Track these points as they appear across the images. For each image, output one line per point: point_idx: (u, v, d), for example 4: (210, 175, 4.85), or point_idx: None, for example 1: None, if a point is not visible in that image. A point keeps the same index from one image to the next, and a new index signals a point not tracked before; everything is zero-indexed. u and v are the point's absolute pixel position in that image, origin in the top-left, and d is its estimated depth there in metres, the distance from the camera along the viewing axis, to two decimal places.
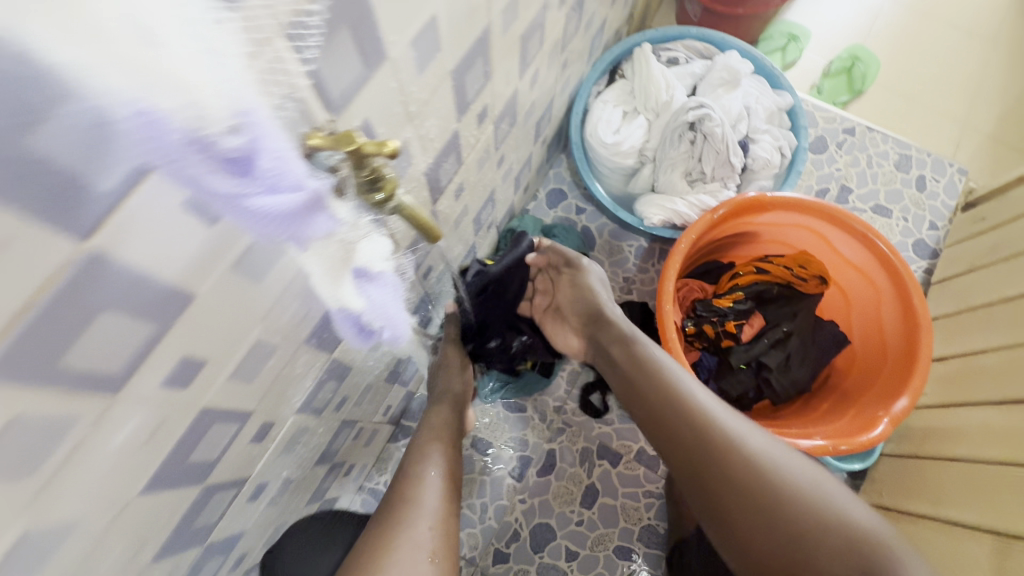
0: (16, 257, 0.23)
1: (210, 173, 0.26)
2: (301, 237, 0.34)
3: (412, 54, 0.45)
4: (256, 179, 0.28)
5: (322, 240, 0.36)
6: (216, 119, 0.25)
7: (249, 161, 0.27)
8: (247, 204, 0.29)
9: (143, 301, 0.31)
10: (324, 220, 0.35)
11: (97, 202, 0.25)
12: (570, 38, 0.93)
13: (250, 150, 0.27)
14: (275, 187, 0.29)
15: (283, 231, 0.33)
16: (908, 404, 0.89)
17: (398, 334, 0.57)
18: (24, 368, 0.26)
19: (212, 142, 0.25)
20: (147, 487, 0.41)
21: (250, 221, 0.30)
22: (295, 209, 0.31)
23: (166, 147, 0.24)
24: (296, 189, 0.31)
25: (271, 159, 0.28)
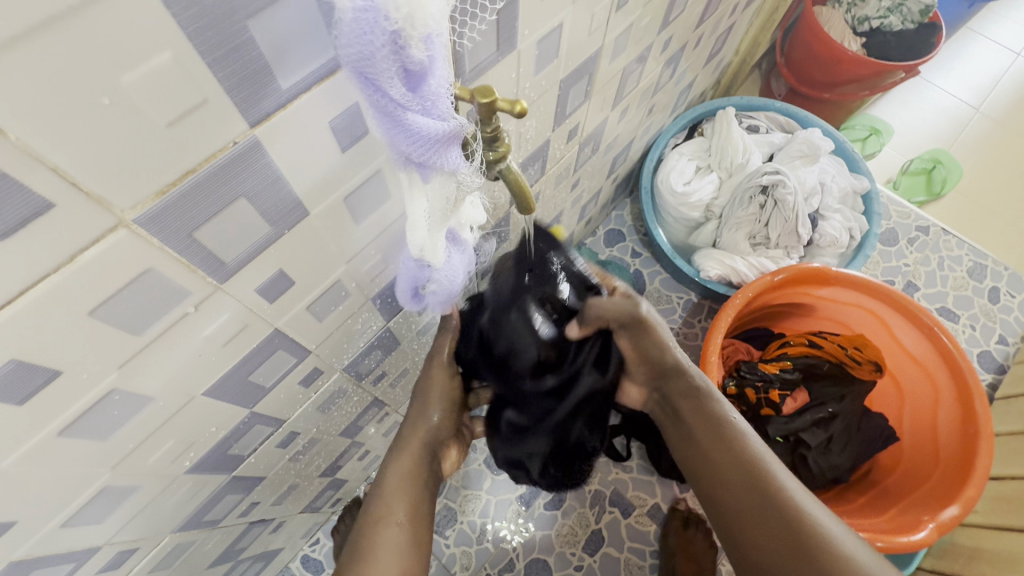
0: (204, 119, 0.26)
1: (389, 79, 0.28)
2: (426, 168, 0.34)
3: (536, 53, 0.49)
4: (418, 97, 0.30)
5: (444, 177, 0.36)
6: (418, 28, 0.26)
7: (420, 75, 0.29)
8: (405, 118, 0.30)
9: (272, 202, 0.34)
10: (453, 160, 0.34)
11: (272, 99, 0.29)
12: (661, 86, 0.97)
13: (426, 66, 0.29)
14: (429, 111, 0.31)
15: (417, 160, 0.33)
16: (957, 513, 0.82)
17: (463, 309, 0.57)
18: (172, 227, 0.29)
19: (404, 46, 0.27)
20: (211, 390, 0.43)
21: (397, 139, 0.31)
22: (440, 142, 0.32)
23: (371, 39, 0.26)
24: (443, 119, 0.32)
25: (436, 83, 0.30)
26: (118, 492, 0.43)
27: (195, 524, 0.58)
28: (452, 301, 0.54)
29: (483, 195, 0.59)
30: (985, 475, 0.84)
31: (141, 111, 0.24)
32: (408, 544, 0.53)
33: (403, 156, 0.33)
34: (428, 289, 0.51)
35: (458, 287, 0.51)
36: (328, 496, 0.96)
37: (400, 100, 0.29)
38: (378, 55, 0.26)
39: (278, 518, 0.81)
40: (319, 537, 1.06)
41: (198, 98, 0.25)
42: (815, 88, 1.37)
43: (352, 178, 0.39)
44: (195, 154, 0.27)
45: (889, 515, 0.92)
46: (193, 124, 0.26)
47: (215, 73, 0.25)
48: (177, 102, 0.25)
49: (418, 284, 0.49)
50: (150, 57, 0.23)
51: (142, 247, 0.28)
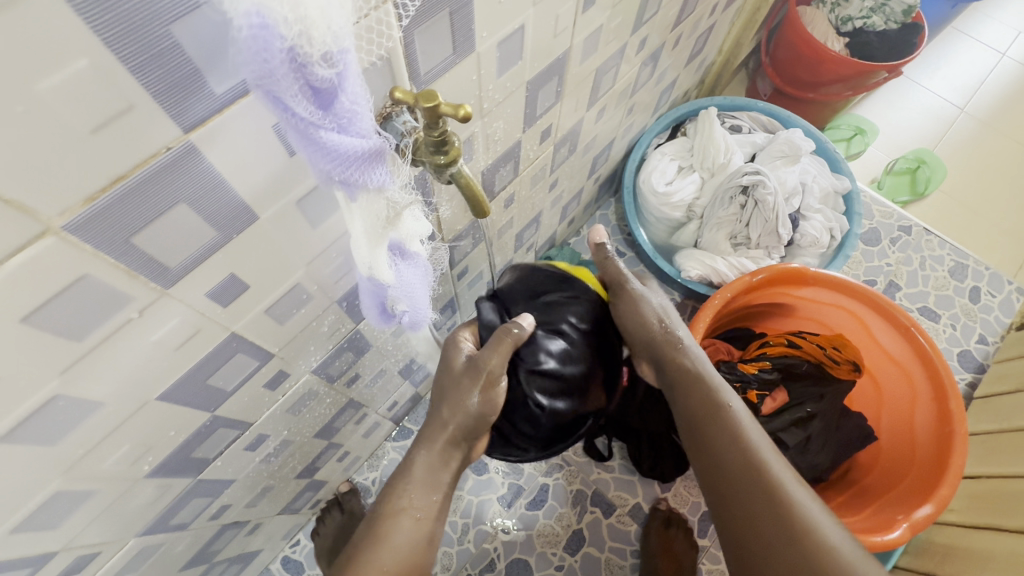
0: (131, 124, 0.26)
1: (295, 96, 0.28)
2: (353, 186, 0.34)
3: (497, 55, 0.49)
4: (330, 115, 0.30)
5: (371, 195, 0.36)
6: (318, 46, 0.27)
7: (329, 93, 0.30)
8: (319, 136, 0.30)
9: (216, 207, 0.34)
10: (376, 176, 0.35)
11: (204, 104, 0.28)
12: (641, 86, 0.97)
13: (335, 84, 0.29)
14: (344, 128, 0.31)
15: (341, 177, 0.33)
16: (932, 512, 0.83)
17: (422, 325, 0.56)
18: (106, 234, 0.29)
19: (306, 64, 0.27)
20: (165, 394, 0.43)
21: (316, 158, 0.31)
22: (358, 157, 0.33)
23: (268, 59, 0.26)
24: (361, 137, 0.32)
25: (350, 100, 0.31)
26: (72, 497, 0.42)
27: (162, 527, 0.58)
28: (416, 317, 0.54)
29: (451, 197, 0.59)
30: (959, 475, 0.84)
31: (61, 117, 0.24)
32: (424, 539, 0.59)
33: (326, 176, 0.33)
34: (391, 305, 0.50)
35: (417, 301, 0.51)
36: (307, 497, 0.96)
37: (312, 119, 0.29)
38: (279, 73, 0.26)
39: (254, 519, 0.81)
40: (299, 538, 1.06)
41: (123, 104, 0.25)
42: (799, 87, 1.38)
43: (303, 181, 0.39)
44: (125, 160, 0.27)
45: (866, 514, 0.92)
46: (120, 130, 0.26)
47: (139, 79, 0.25)
48: (100, 108, 0.25)
49: (379, 302, 0.49)
50: (66, 65, 0.23)
51: (74, 255, 0.28)
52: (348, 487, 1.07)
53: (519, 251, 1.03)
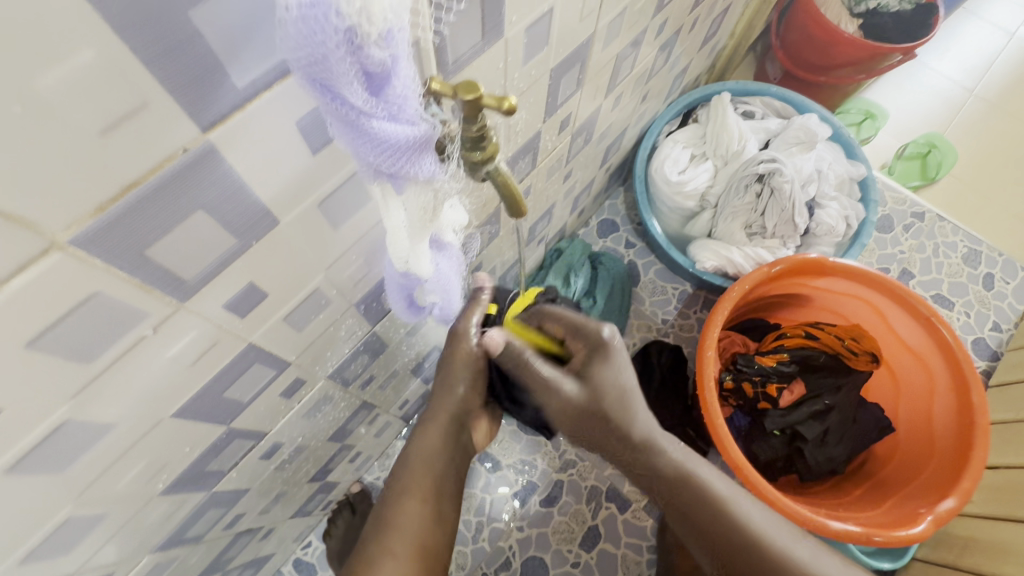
0: (145, 124, 0.23)
1: (349, 84, 0.25)
2: (400, 176, 0.32)
3: (524, 41, 0.46)
4: (382, 102, 0.27)
5: (419, 186, 0.34)
6: (375, 26, 0.23)
7: (382, 78, 0.27)
8: (368, 125, 0.27)
9: (235, 213, 0.31)
10: (426, 166, 0.32)
11: (226, 99, 0.25)
12: (656, 72, 0.93)
13: (389, 68, 0.26)
14: (395, 116, 0.28)
15: (387, 169, 0.31)
16: (954, 505, 0.82)
17: (451, 315, 0.54)
18: (118, 247, 0.26)
19: (362, 46, 0.24)
20: (181, 411, 0.40)
21: (363, 149, 0.29)
22: (408, 148, 0.30)
23: (320, 40, 0.23)
24: (412, 124, 0.29)
25: (402, 84, 0.27)
26: (83, 522, 0.40)
27: (177, 542, 0.56)
28: (444, 308, 0.51)
29: (471, 192, 0.56)
30: (981, 466, 0.84)
31: (66, 118, 0.21)
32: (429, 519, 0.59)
33: (371, 168, 0.31)
34: (418, 295, 0.47)
35: (448, 293, 0.48)
36: (319, 499, 0.94)
37: (364, 107, 0.26)
38: (333, 58, 0.23)
39: (267, 525, 0.79)
40: (310, 540, 1.05)
41: (136, 101, 0.22)
42: (810, 71, 1.34)
43: (328, 180, 0.36)
44: (138, 165, 0.24)
45: (885, 507, 0.91)
46: (132, 131, 0.23)
47: (152, 72, 0.22)
48: (109, 105, 0.22)
49: (407, 294, 0.45)
50: (69, 56, 0.19)
51: (84, 271, 0.25)
52: (359, 488, 1.05)
53: (530, 245, 1.00)
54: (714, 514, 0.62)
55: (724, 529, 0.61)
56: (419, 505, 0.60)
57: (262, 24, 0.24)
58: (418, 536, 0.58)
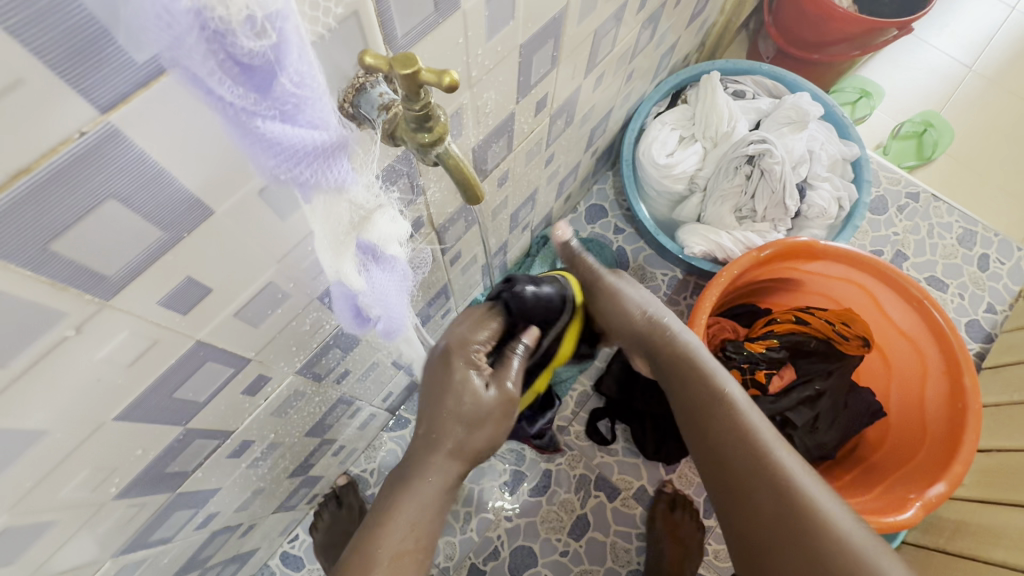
0: (24, 105, 0.21)
1: (216, 76, 0.22)
2: (304, 183, 0.29)
3: (484, 14, 0.43)
4: (270, 100, 0.25)
5: (329, 195, 0.32)
6: (237, 9, 0.20)
7: (268, 73, 0.24)
8: (254, 126, 0.25)
9: (154, 201, 0.28)
10: (333, 172, 0.30)
11: (124, 76, 0.23)
12: (641, 50, 0.90)
13: (273, 59, 0.23)
14: (289, 116, 0.26)
15: (287, 175, 0.28)
16: (944, 491, 0.81)
17: (397, 333, 0.52)
18: (12, 242, 0.24)
19: (227, 34, 0.21)
20: (125, 414, 0.38)
21: (254, 151, 0.26)
22: (308, 152, 0.28)
23: (171, 18, 0.20)
24: (313, 127, 0.27)
25: (294, 80, 0.24)
26: (26, 530, 0.38)
27: (142, 543, 0.55)
28: (391, 325, 0.49)
29: (439, 177, 0.54)
30: (972, 450, 0.82)
31: None
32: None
33: (272, 174, 0.28)
34: (365, 310, 0.45)
35: (394, 304, 0.45)
36: (302, 493, 0.93)
37: (242, 105, 0.24)
38: (189, 44, 0.21)
39: (246, 522, 0.78)
40: (297, 533, 1.04)
41: (9, 76, 0.20)
42: (803, 48, 1.30)
43: None
44: (26, 151, 0.22)
45: (875, 493, 0.90)
46: (11, 112, 0.20)
47: (26, 42, 0.19)
48: None
49: (350, 309, 0.43)
50: None
51: None
52: (345, 480, 1.04)
53: (514, 232, 0.97)
54: (747, 454, 0.57)
55: (753, 468, 0.56)
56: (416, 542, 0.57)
57: None
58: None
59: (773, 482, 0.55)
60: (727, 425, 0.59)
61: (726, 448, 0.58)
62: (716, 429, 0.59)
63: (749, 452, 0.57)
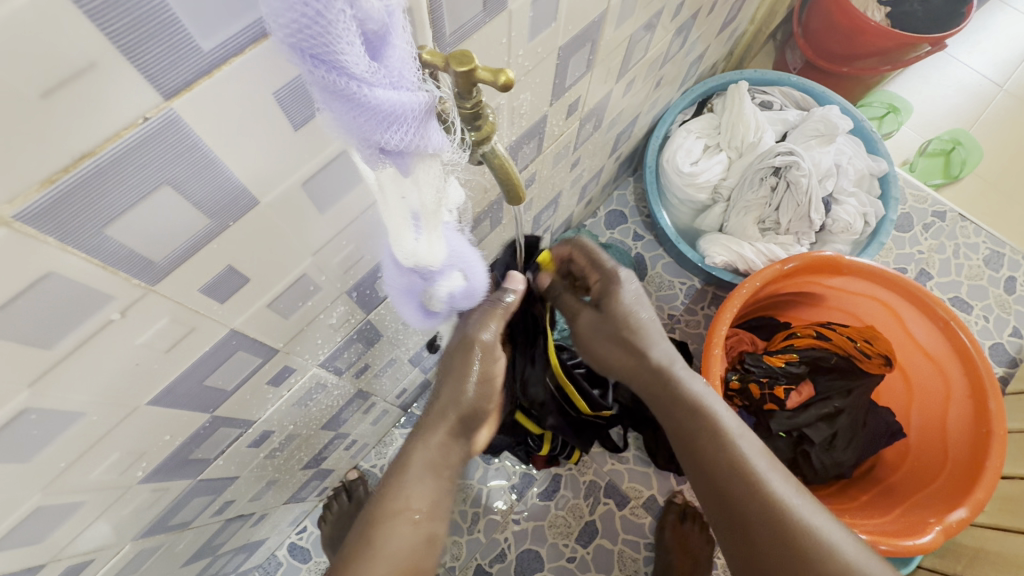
0: (94, 88, 0.21)
1: (348, 45, 0.23)
2: (407, 152, 0.29)
3: (530, 14, 0.42)
4: (380, 66, 0.25)
5: (426, 161, 0.31)
6: None
7: (376, 38, 0.25)
8: (373, 94, 0.25)
9: (206, 189, 0.28)
10: (434, 139, 0.29)
11: (191, 63, 0.23)
12: (671, 57, 0.90)
13: (383, 24, 0.24)
14: (395, 83, 0.26)
15: (394, 146, 0.28)
16: (966, 516, 0.79)
17: (478, 295, 0.52)
18: (71, 225, 0.24)
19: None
20: (158, 399, 0.38)
21: (366, 126, 0.26)
22: (419, 118, 0.28)
23: None
24: (412, 92, 0.27)
25: (396, 43, 0.26)
26: (55, 509, 0.39)
27: (161, 529, 0.55)
28: (465, 297, 0.50)
29: (471, 176, 0.54)
30: (996, 476, 0.80)
31: None
32: (424, 541, 0.52)
33: (373, 146, 0.27)
34: (430, 292, 0.47)
35: (460, 279, 0.46)
36: (313, 486, 0.93)
37: (366, 71, 0.24)
38: (331, 13, 0.21)
39: (259, 512, 0.79)
40: (305, 525, 1.04)
41: (80, 59, 0.20)
42: (832, 61, 1.29)
43: (312, 159, 0.33)
44: (91, 133, 0.22)
45: (893, 515, 0.89)
46: (79, 95, 0.20)
47: (99, 26, 0.20)
48: (50, 62, 0.19)
49: (417, 290, 0.46)
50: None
51: (32, 248, 0.23)
52: (355, 475, 1.04)
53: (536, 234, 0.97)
54: (739, 476, 0.54)
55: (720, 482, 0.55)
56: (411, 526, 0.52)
57: None
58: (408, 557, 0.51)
59: (763, 511, 0.53)
60: (707, 450, 0.56)
61: (717, 471, 0.55)
62: (705, 451, 0.56)
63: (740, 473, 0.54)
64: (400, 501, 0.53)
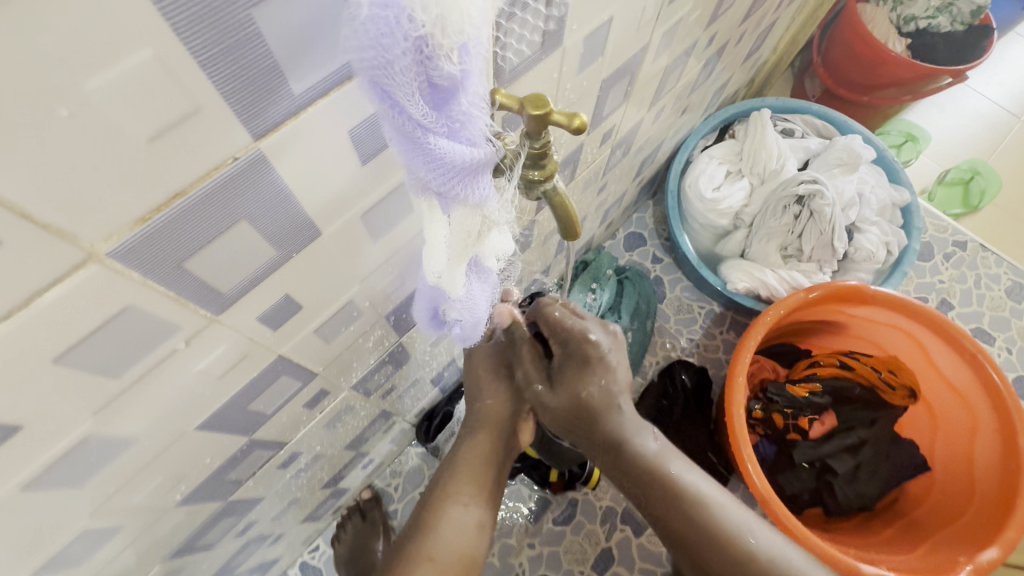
0: (195, 131, 0.21)
1: (411, 97, 0.23)
2: (453, 199, 0.29)
3: (581, 50, 0.43)
4: (444, 117, 0.25)
5: (466, 209, 0.31)
6: (450, 35, 0.22)
7: (449, 92, 0.24)
8: (427, 141, 0.25)
9: (277, 224, 0.29)
10: (481, 189, 0.29)
11: (281, 107, 0.23)
12: (697, 86, 0.91)
13: (458, 82, 0.24)
14: (457, 133, 0.26)
15: (441, 192, 0.28)
16: (997, 556, 0.77)
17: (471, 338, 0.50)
18: (155, 260, 0.24)
19: (431, 56, 0.22)
20: (204, 424, 0.38)
21: (420, 168, 0.26)
22: (470, 172, 0.28)
23: (386, 36, 0.21)
24: (474, 145, 0.27)
25: (469, 100, 0.25)
26: (95, 534, 0.38)
27: (187, 550, 0.55)
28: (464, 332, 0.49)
29: None
30: None
31: (111, 124, 0.19)
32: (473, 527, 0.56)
33: (422, 185, 0.28)
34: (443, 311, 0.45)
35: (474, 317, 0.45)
36: (329, 504, 0.92)
37: (424, 122, 0.24)
38: (398, 67, 0.22)
39: (277, 531, 0.78)
40: (318, 544, 1.03)
41: (187, 105, 0.20)
42: (851, 90, 1.30)
43: (369, 193, 0.33)
44: (185, 175, 0.22)
45: (921, 552, 0.87)
46: (184, 137, 0.21)
47: (210, 75, 0.20)
48: (160, 109, 0.19)
49: (433, 305, 0.43)
50: (124, 56, 0.17)
51: (119, 284, 0.23)
52: (370, 494, 1.03)
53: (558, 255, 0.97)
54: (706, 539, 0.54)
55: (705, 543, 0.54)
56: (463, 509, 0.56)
57: (325, 23, 0.22)
58: (462, 543, 0.55)
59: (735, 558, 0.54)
60: (675, 508, 0.55)
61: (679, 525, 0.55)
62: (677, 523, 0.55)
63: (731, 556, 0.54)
64: (448, 490, 0.56)
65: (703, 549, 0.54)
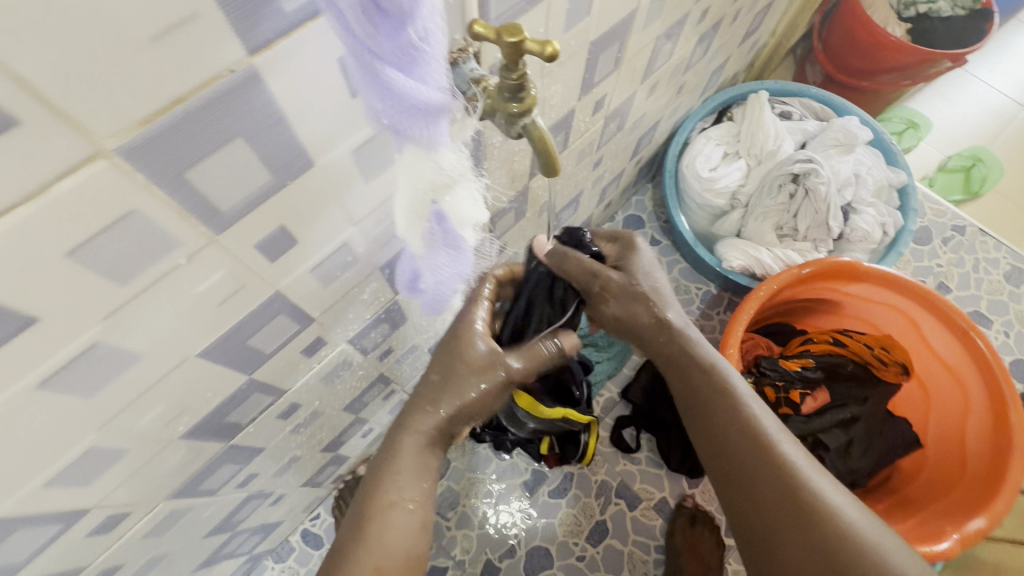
0: (195, 36, 0.23)
1: (353, 13, 0.25)
2: (399, 127, 0.31)
3: (566, 6, 0.45)
4: (393, 47, 0.27)
5: (419, 149, 0.34)
6: None
7: (400, 20, 0.26)
8: (373, 64, 0.27)
9: (273, 147, 0.31)
10: (430, 126, 0.32)
11: (273, 23, 0.26)
12: (693, 65, 0.92)
13: (405, 11, 0.25)
14: (406, 65, 0.28)
15: (389, 116, 0.31)
16: (984, 526, 0.79)
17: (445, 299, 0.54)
18: (158, 165, 0.26)
19: None
20: (205, 352, 0.40)
21: (371, 92, 0.29)
22: (414, 105, 0.30)
23: None
24: (421, 79, 0.29)
25: (416, 32, 0.27)
26: (103, 454, 0.41)
27: (190, 492, 0.57)
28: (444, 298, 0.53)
29: (500, 162, 0.56)
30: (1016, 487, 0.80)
31: (119, 20, 0.21)
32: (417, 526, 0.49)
33: (375, 107, 0.30)
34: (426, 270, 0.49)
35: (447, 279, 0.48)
36: (329, 472, 0.95)
37: (369, 43, 0.26)
38: None
39: (278, 491, 0.80)
40: (319, 512, 1.05)
41: (186, 9, 0.22)
42: (851, 75, 1.31)
43: (359, 129, 0.36)
44: (185, 81, 0.24)
45: (910, 523, 0.89)
46: (184, 40, 0.23)
47: None
48: (162, 11, 0.22)
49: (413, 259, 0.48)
50: None
51: (125, 184, 0.26)
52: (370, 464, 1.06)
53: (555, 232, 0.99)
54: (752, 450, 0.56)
55: (752, 458, 0.56)
56: (406, 512, 0.49)
57: None
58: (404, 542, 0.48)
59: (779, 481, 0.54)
60: (731, 423, 0.57)
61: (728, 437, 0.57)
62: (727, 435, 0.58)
63: (776, 476, 0.54)
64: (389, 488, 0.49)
65: (745, 465, 0.56)
